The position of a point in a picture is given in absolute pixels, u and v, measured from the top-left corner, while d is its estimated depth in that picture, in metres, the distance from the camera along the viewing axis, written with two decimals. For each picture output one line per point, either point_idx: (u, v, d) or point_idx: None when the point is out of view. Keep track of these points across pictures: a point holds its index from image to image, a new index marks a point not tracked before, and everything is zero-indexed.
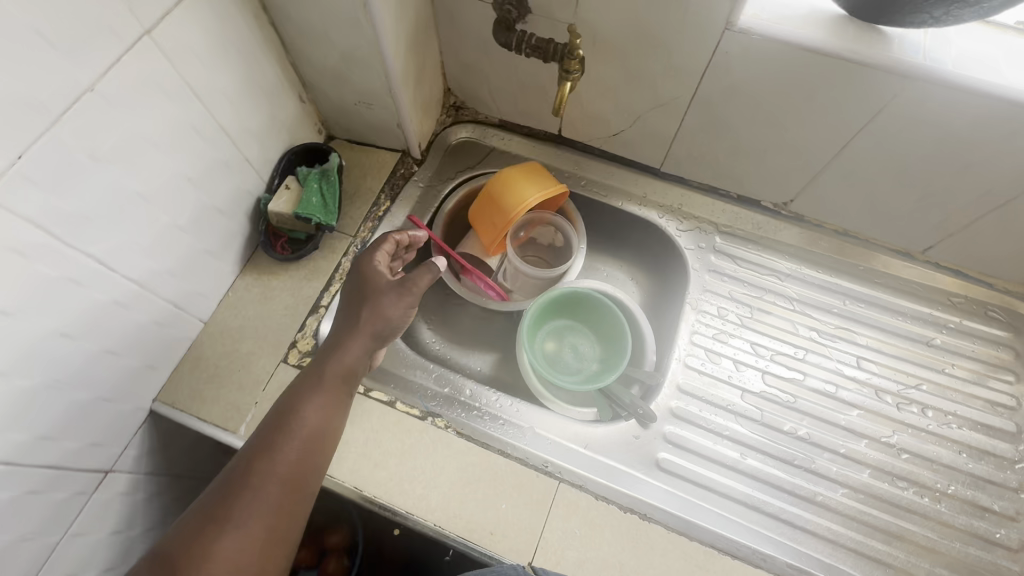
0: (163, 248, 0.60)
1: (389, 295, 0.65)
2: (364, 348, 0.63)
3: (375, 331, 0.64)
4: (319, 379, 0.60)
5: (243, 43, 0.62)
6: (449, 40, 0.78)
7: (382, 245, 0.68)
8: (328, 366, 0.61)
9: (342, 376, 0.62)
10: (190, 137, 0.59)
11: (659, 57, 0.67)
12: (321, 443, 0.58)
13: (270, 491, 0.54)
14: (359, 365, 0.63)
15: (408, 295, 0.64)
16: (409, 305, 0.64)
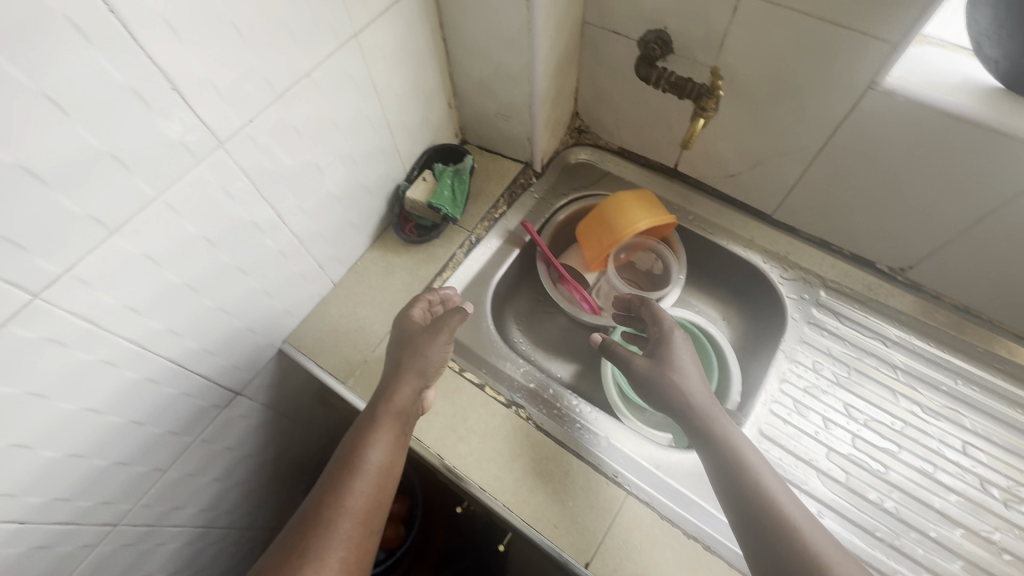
0: (322, 213, 0.71)
1: (429, 337, 0.69)
2: (413, 386, 0.67)
3: (419, 370, 0.68)
4: (376, 418, 0.64)
5: (420, 51, 0.72)
6: (589, 70, 0.84)
7: (416, 302, 0.73)
8: (381, 407, 0.65)
9: (398, 413, 0.65)
10: (362, 124, 0.70)
11: (794, 106, 0.69)
12: (386, 479, 0.62)
13: (343, 524, 0.57)
14: (412, 405, 0.67)
15: (441, 333, 0.69)
16: (445, 341, 0.69)
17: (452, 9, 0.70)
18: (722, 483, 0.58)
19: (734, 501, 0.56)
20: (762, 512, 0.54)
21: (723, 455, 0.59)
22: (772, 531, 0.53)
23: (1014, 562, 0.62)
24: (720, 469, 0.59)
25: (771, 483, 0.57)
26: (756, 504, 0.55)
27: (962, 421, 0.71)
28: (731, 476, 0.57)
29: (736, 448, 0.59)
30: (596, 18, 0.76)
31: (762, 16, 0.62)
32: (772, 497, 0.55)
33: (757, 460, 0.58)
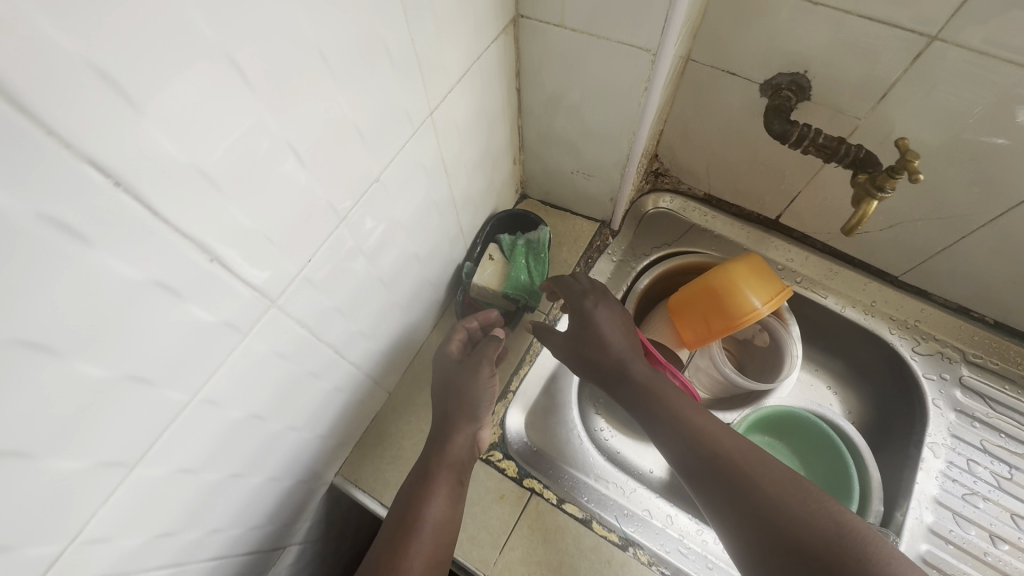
0: (381, 328, 0.56)
1: (472, 373, 0.62)
2: (467, 433, 0.60)
3: (470, 412, 0.60)
4: (429, 470, 0.56)
5: (492, 111, 0.57)
6: (682, 111, 0.69)
7: (455, 332, 0.65)
8: (434, 458, 0.57)
9: (454, 463, 0.57)
10: (430, 213, 0.54)
11: (972, 170, 0.55)
12: (449, 534, 0.54)
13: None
14: (466, 454, 0.59)
15: (483, 365, 0.62)
16: (491, 373, 0.62)
17: (536, 57, 0.54)
18: (691, 470, 0.50)
19: (708, 491, 0.48)
20: (742, 492, 0.46)
21: (683, 438, 0.51)
22: (758, 512, 0.45)
23: None
24: (684, 454, 0.51)
25: (742, 454, 0.49)
26: (732, 485, 0.47)
27: None
28: (698, 460, 0.50)
29: (694, 428, 0.52)
30: (706, 55, 0.60)
31: (956, 68, 0.48)
32: (749, 471, 0.47)
33: (722, 434, 0.51)
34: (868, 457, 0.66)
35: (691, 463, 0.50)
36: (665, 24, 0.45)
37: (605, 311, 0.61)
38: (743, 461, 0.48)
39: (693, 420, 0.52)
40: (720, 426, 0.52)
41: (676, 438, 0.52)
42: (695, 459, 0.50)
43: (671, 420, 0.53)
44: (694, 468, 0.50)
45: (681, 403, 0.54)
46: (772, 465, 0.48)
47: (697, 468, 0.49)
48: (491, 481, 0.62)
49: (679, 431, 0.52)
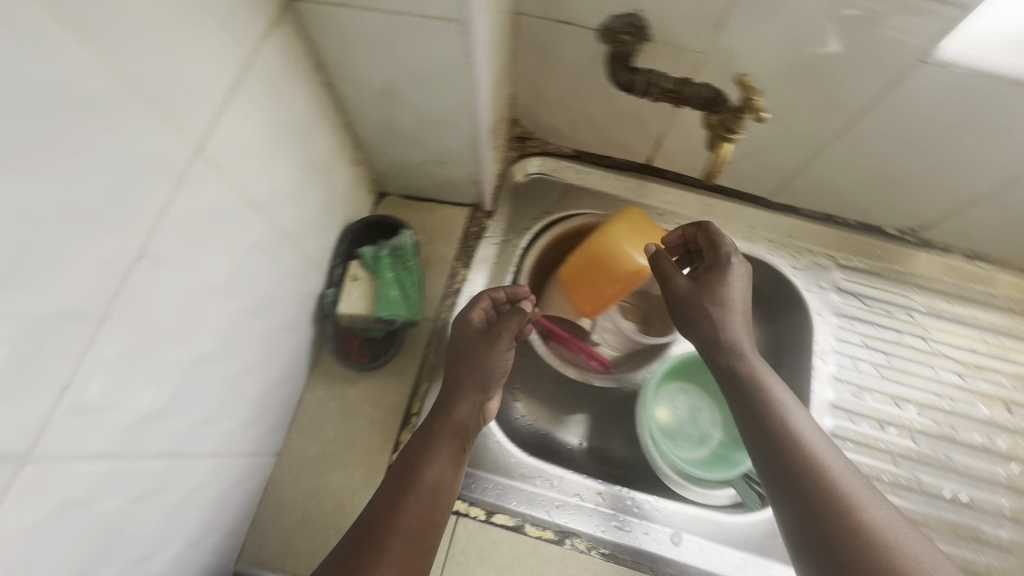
0: (232, 403, 0.47)
1: (486, 344, 0.56)
2: (474, 400, 0.55)
3: (481, 382, 0.55)
4: (429, 432, 0.53)
5: (300, 118, 0.47)
6: (527, 70, 0.63)
7: (474, 302, 0.58)
8: (435, 421, 0.54)
9: (459, 428, 0.54)
10: (253, 259, 0.45)
11: (813, 89, 0.54)
12: (444, 499, 0.51)
13: (397, 544, 0.47)
14: (471, 422, 0.55)
15: (503, 338, 0.56)
16: (511, 345, 0.57)
17: (333, 45, 0.45)
18: (763, 439, 0.50)
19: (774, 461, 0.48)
20: (810, 477, 0.46)
21: (762, 407, 0.51)
22: (820, 503, 0.45)
23: None
24: (761, 421, 0.50)
25: (820, 441, 0.49)
26: (801, 466, 0.47)
27: (997, 379, 0.69)
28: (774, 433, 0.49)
29: (780, 399, 0.51)
30: (534, 6, 0.54)
31: None
32: (822, 460, 0.47)
33: (803, 418, 0.50)
34: None
35: (766, 431, 0.50)
36: None
37: (737, 273, 0.56)
38: (818, 450, 0.48)
39: (778, 393, 0.52)
40: (801, 408, 0.51)
41: (757, 402, 0.51)
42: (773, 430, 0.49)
43: (752, 387, 0.52)
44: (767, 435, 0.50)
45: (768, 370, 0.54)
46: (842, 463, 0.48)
47: (771, 435, 0.49)
48: None
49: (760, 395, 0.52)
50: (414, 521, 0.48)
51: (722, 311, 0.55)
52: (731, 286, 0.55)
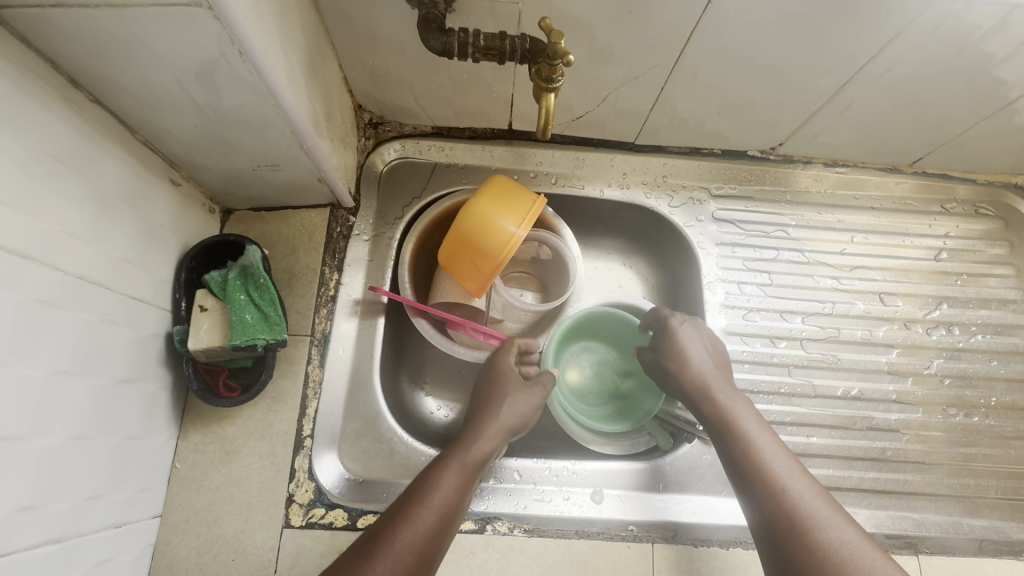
0: (65, 478, 0.42)
1: (520, 390, 0.61)
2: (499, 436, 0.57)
3: (507, 421, 0.58)
4: (453, 453, 0.55)
5: (68, 147, 0.41)
6: (350, 51, 0.58)
7: (513, 344, 0.64)
8: (461, 445, 0.56)
9: (478, 465, 0.54)
10: (43, 316, 0.39)
11: (633, 25, 0.53)
12: (451, 523, 0.50)
13: (402, 553, 0.46)
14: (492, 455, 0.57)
15: (535, 390, 0.61)
16: (538, 398, 0.61)
17: (80, 57, 0.39)
18: (728, 462, 0.54)
19: (740, 482, 0.52)
20: (773, 494, 0.50)
21: (721, 429, 0.56)
22: (782, 519, 0.48)
23: (953, 382, 0.69)
24: (723, 446, 0.55)
25: (779, 456, 0.53)
26: (763, 485, 0.51)
27: (871, 275, 0.73)
28: (737, 455, 0.53)
29: (739, 419, 0.56)
30: None
31: None
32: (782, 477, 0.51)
33: (761, 435, 0.54)
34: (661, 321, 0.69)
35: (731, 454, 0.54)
36: None
37: (693, 334, 0.62)
38: (778, 466, 0.52)
39: (737, 414, 0.56)
40: (759, 425, 0.55)
41: (719, 430, 0.56)
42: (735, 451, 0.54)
43: (720, 418, 0.56)
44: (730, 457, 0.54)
45: (729, 395, 0.58)
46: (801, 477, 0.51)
47: (734, 456, 0.53)
48: (323, 544, 0.54)
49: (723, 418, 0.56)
50: (417, 541, 0.47)
51: (675, 362, 0.60)
52: (685, 347, 0.61)
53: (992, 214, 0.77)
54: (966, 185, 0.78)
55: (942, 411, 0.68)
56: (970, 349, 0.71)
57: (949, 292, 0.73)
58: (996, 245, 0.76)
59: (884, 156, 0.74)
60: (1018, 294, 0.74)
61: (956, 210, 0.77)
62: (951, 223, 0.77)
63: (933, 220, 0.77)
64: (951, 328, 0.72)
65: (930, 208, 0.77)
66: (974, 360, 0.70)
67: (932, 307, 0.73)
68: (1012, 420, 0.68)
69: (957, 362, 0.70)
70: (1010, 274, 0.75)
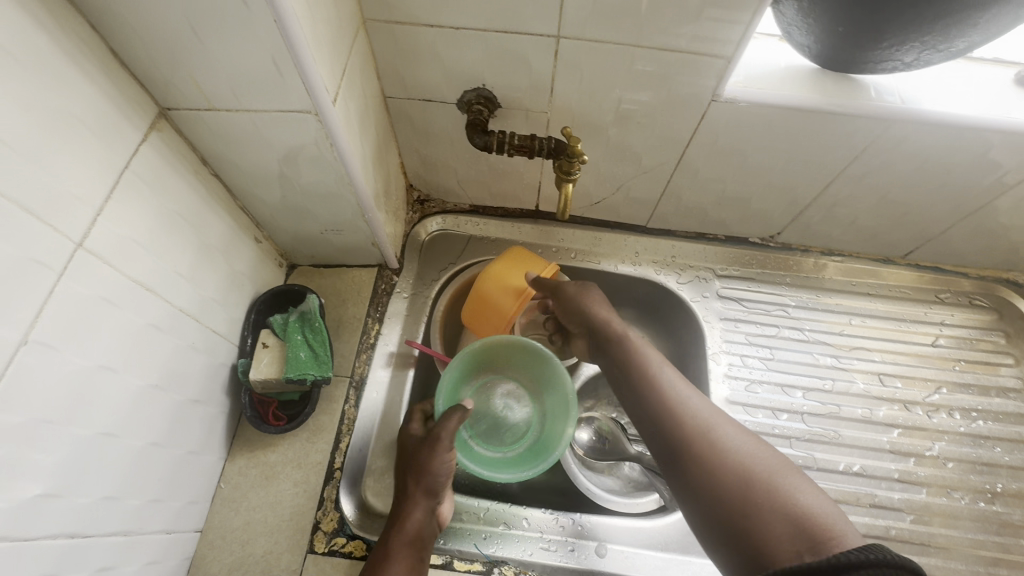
0: (139, 479, 0.49)
1: (428, 449, 0.58)
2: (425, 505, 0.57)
3: (427, 487, 0.57)
4: (384, 546, 0.55)
5: (191, 208, 0.53)
6: (410, 142, 0.71)
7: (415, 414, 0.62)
8: (392, 535, 0.55)
9: (411, 540, 0.55)
10: (151, 337, 0.49)
11: (641, 132, 0.65)
12: None
13: None
14: (425, 527, 0.56)
15: (442, 440, 0.58)
16: (447, 450, 0.57)
17: (212, 142, 0.52)
18: (645, 416, 0.55)
19: (674, 470, 0.50)
20: (698, 459, 0.48)
21: (641, 390, 0.56)
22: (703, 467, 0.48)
23: (956, 466, 0.71)
24: (646, 404, 0.55)
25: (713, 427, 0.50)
26: (690, 451, 0.49)
27: (870, 356, 0.78)
28: (654, 412, 0.54)
29: (675, 396, 0.54)
30: (398, 91, 0.63)
31: (588, 55, 0.56)
32: (717, 449, 0.48)
33: (678, 389, 0.55)
34: None
35: (662, 438, 0.52)
36: (309, 88, 0.45)
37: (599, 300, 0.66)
38: (707, 426, 0.50)
39: (652, 371, 0.57)
40: (677, 382, 0.56)
41: (637, 387, 0.57)
42: (666, 432, 0.52)
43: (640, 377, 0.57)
44: (664, 441, 0.52)
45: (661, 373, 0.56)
46: (740, 441, 0.49)
47: (666, 443, 0.52)
48: (342, 571, 0.59)
49: (652, 402, 0.54)
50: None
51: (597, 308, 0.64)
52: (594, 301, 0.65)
53: (987, 306, 0.82)
54: (961, 278, 0.83)
55: (947, 494, 0.69)
56: (972, 434, 0.73)
57: (949, 377, 0.77)
58: (994, 336, 0.80)
59: (876, 248, 0.82)
60: (1018, 382, 0.77)
61: (952, 300, 0.82)
62: (947, 312, 0.81)
63: (930, 308, 0.82)
64: (952, 412, 0.74)
65: (926, 297, 0.82)
66: (977, 445, 0.72)
67: (931, 390, 0.76)
68: (1020, 508, 0.69)
69: (960, 446, 0.72)
70: (1011, 364, 0.78)
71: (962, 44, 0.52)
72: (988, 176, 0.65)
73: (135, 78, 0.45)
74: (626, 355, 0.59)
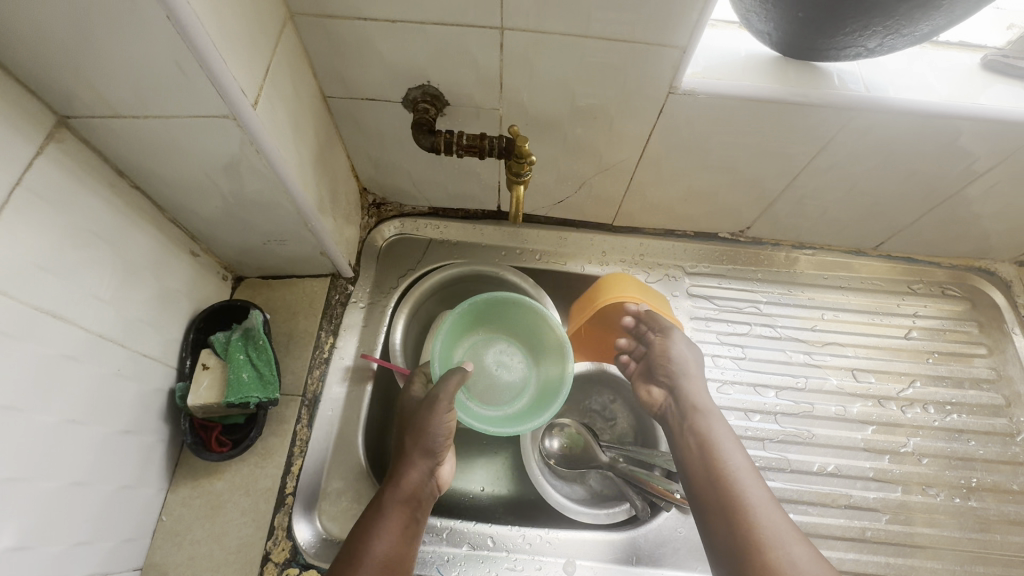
0: (57, 523, 0.45)
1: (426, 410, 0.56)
2: (421, 467, 0.56)
3: (424, 449, 0.56)
4: (379, 505, 0.55)
5: (108, 225, 0.48)
6: (357, 144, 0.67)
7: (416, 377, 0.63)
8: (388, 493, 0.56)
9: (408, 499, 0.56)
10: (64, 369, 0.45)
11: (599, 128, 0.61)
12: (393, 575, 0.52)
13: None
14: (422, 488, 0.56)
15: (440, 402, 0.56)
16: (447, 415, 0.55)
17: (126, 152, 0.47)
18: (698, 480, 0.58)
19: (730, 563, 0.52)
20: (742, 537, 0.52)
21: (701, 457, 0.59)
22: (746, 545, 0.51)
23: (931, 462, 0.69)
24: (702, 473, 0.58)
25: (782, 534, 0.52)
26: (735, 527, 0.53)
27: (844, 351, 0.76)
28: (709, 477, 0.57)
29: (734, 469, 0.56)
30: (338, 90, 0.59)
31: (534, 47, 0.52)
32: (785, 561, 0.50)
33: (739, 458, 0.58)
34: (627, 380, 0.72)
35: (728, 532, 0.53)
36: (222, 92, 0.41)
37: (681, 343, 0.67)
38: (757, 507, 0.54)
39: (715, 435, 0.59)
40: (739, 453, 0.58)
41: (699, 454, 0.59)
42: (735, 529, 0.53)
43: (700, 443, 0.59)
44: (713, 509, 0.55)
45: (739, 462, 0.57)
46: (803, 559, 0.50)
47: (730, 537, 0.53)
48: None
49: (727, 494, 0.55)
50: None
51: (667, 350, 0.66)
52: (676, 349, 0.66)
53: (960, 295, 0.81)
54: (933, 267, 0.82)
55: (923, 491, 0.68)
56: (947, 428, 0.72)
57: (922, 370, 0.75)
58: (967, 325, 0.79)
59: (847, 239, 0.80)
60: (992, 373, 0.76)
61: (925, 291, 0.81)
62: (919, 302, 0.80)
63: (903, 299, 0.80)
64: (926, 406, 0.73)
65: (899, 288, 0.81)
66: (952, 439, 0.71)
67: (905, 385, 0.74)
68: (995, 502, 0.68)
69: (935, 441, 0.71)
70: (984, 354, 0.77)
71: (926, 28, 0.50)
72: (956, 165, 0.63)
73: (22, 85, 0.40)
74: (704, 437, 0.60)
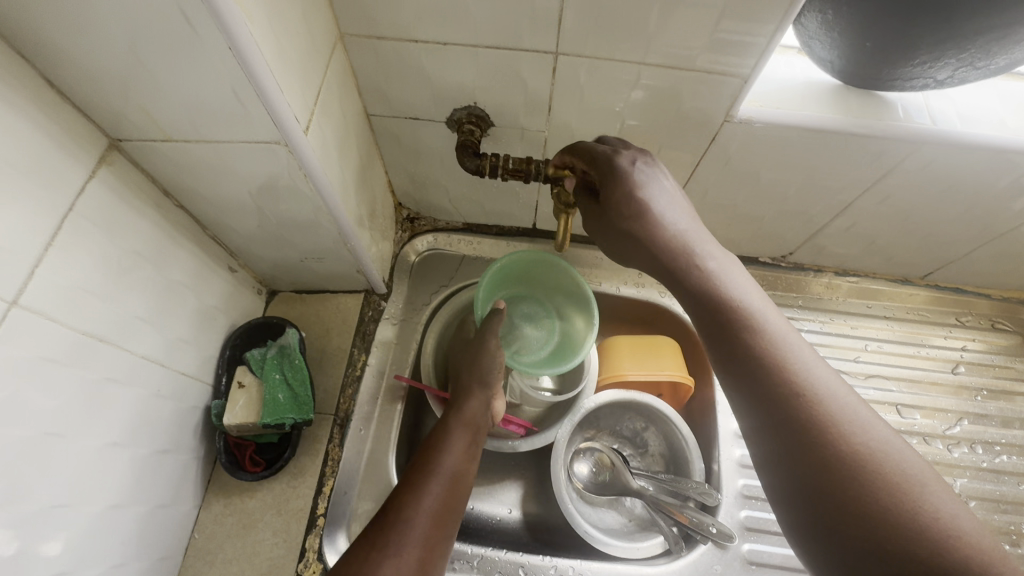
0: (97, 547, 0.45)
1: (479, 348, 0.64)
2: (481, 398, 0.62)
3: (481, 380, 0.62)
4: (442, 428, 0.59)
5: (152, 245, 0.48)
6: (396, 160, 0.66)
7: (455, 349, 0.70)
8: (450, 418, 0.60)
9: (467, 423, 0.59)
10: (107, 392, 0.45)
11: (646, 152, 0.59)
12: (460, 486, 0.55)
13: (415, 526, 0.49)
14: (481, 417, 0.61)
15: (489, 339, 0.64)
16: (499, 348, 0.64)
17: (173, 173, 0.47)
18: (770, 404, 0.40)
19: (809, 490, 0.37)
20: (812, 444, 0.38)
21: (774, 379, 0.41)
22: (816, 456, 0.38)
23: (979, 505, 0.67)
24: (765, 387, 0.41)
25: (910, 468, 0.36)
26: (802, 431, 0.38)
27: (887, 385, 0.73)
28: (776, 391, 0.40)
29: (780, 347, 0.42)
30: (382, 109, 0.58)
31: (588, 72, 0.51)
32: (879, 473, 0.36)
33: (790, 341, 0.43)
34: (664, 410, 0.70)
35: (845, 504, 0.36)
36: (276, 119, 0.40)
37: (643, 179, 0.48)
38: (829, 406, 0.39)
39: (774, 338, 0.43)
40: (788, 333, 0.43)
41: (771, 376, 0.41)
42: (866, 501, 0.35)
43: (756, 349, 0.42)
44: (789, 432, 0.39)
45: (814, 374, 0.41)
46: (946, 499, 0.35)
47: (850, 508, 0.35)
48: None
49: (793, 406, 0.39)
50: (435, 503, 0.52)
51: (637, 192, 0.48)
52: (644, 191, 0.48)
53: (1010, 329, 0.78)
54: (982, 299, 0.79)
55: None
56: (996, 470, 0.69)
57: (969, 408, 0.73)
58: (1018, 362, 0.76)
59: (894, 268, 0.77)
60: None
61: (973, 323, 0.78)
62: (967, 336, 0.77)
63: (950, 332, 0.77)
64: (973, 446, 0.70)
65: (947, 320, 0.78)
66: (1001, 482, 0.68)
67: (952, 423, 0.72)
68: None
69: (983, 482, 0.68)
70: None
71: (1004, 61, 0.47)
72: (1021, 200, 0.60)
73: (76, 107, 0.40)
74: (802, 401, 0.40)
